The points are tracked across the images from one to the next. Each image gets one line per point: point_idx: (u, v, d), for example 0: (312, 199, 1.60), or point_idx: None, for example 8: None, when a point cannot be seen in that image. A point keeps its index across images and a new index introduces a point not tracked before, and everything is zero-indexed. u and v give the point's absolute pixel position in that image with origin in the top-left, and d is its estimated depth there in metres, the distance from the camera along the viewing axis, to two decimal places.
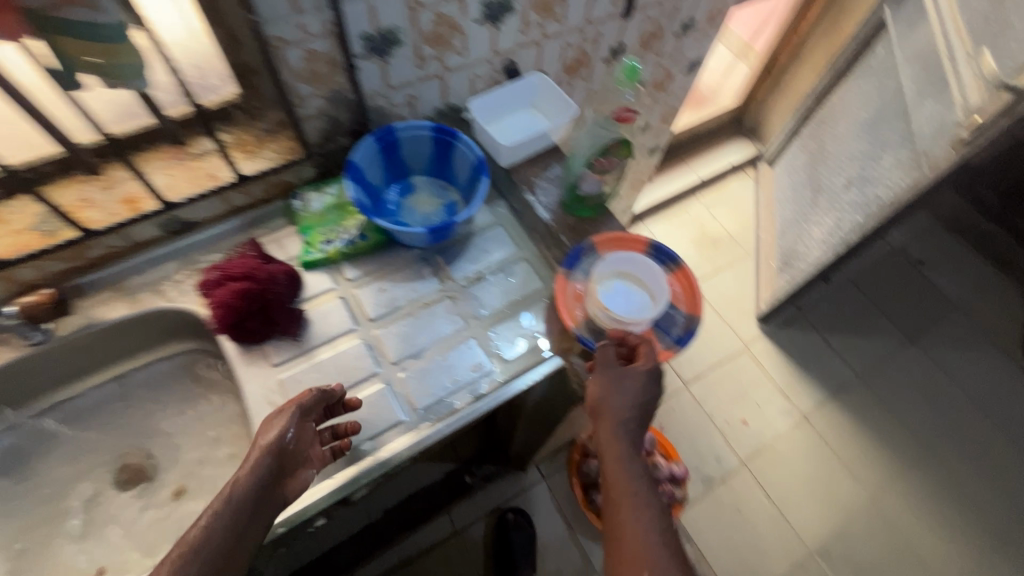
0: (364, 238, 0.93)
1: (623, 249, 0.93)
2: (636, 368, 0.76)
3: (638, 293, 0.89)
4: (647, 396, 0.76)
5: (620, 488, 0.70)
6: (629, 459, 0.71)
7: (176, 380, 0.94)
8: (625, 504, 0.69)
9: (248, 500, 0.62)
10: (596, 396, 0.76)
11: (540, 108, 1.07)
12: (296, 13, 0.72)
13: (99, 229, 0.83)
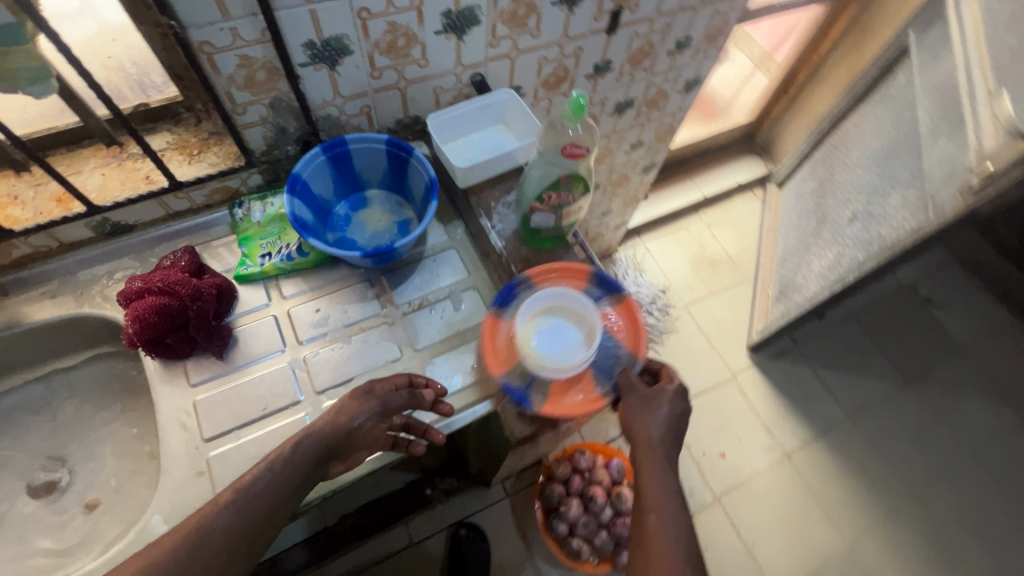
0: (304, 255, 0.88)
1: (560, 283, 0.87)
2: (659, 389, 0.79)
3: (573, 329, 0.84)
4: (671, 413, 0.78)
5: (644, 498, 0.71)
6: (644, 470, 0.73)
7: (107, 384, 0.93)
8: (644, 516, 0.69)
9: (249, 509, 0.63)
10: (630, 419, 0.77)
11: (507, 124, 1.01)
12: (224, 17, 0.67)
13: (19, 230, 0.79)
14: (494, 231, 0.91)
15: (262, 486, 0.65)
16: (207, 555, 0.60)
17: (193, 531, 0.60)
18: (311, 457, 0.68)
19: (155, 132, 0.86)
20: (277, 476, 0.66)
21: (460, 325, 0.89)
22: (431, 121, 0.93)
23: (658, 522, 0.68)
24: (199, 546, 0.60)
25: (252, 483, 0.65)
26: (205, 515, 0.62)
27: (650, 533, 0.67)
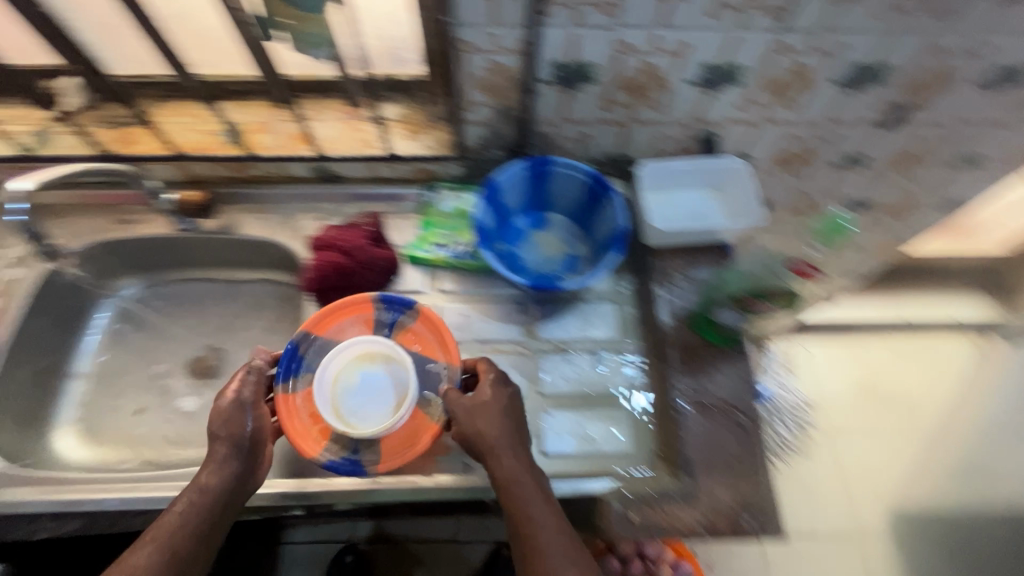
0: (472, 258, 0.89)
1: (343, 320, 0.80)
2: (486, 391, 0.72)
3: (380, 376, 0.76)
4: (508, 409, 0.72)
5: (516, 509, 0.64)
6: (503, 481, 0.66)
7: (263, 304, 0.98)
8: (544, 553, 0.61)
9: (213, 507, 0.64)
10: (476, 427, 0.69)
11: (720, 193, 0.91)
12: (495, 24, 0.67)
13: (261, 156, 0.90)
14: (667, 301, 0.83)
15: (221, 487, 0.65)
16: (182, 545, 0.61)
17: (156, 545, 0.60)
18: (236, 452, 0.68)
19: (389, 100, 0.88)
20: (218, 473, 0.66)
21: (593, 386, 0.82)
22: (648, 167, 0.87)
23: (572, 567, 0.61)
24: (174, 551, 0.60)
25: (194, 488, 0.65)
26: (174, 514, 0.63)
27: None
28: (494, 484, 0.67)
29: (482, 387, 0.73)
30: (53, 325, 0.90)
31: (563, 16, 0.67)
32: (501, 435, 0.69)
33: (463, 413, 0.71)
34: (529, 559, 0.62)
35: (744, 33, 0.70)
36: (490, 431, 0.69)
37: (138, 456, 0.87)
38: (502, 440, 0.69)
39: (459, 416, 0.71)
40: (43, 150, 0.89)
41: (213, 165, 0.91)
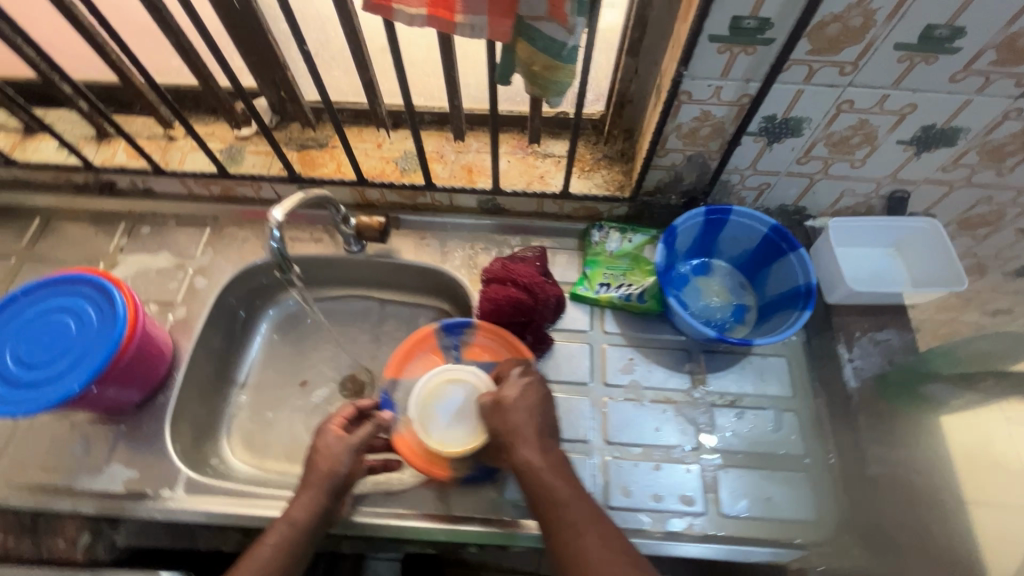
0: (641, 301, 0.87)
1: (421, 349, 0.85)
2: (508, 390, 0.70)
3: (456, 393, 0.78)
4: (531, 401, 0.68)
5: (552, 517, 0.61)
6: (538, 487, 0.63)
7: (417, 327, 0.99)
8: (583, 559, 0.59)
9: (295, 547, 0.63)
10: (511, 432, 0.66)
11: (902, 253, 0.87)
12: (722, 76, 0.67)
13: (437, 185, 0.92)
14: (850, 365, 0.81)
15: (302, 529, 0.64)
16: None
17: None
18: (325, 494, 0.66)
19: (557, 138, 0.94)
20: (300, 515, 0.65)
21: (769, 447, 0.79)
22: (835, 222, 0.85)
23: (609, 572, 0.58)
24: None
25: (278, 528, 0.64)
26: (265, 553, 0.62)
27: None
28: (531, 490, 0.63)
29: (506, 385, 0.71)
30: (225, 335, 0.93)
31: (796, 73, 0.66)
32: (524, 431, 0.66)
33: (490, 421, 0.70)
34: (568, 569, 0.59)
35: (978, 97, 0.67)
36: (518, 421, 0.67)
37: (294, 472, 0.87)
38: (537, 450, 0.65)
39: (493, 420, 0.69)
40: (234, 168, 0.93)
41: (386, 192, 0.94)
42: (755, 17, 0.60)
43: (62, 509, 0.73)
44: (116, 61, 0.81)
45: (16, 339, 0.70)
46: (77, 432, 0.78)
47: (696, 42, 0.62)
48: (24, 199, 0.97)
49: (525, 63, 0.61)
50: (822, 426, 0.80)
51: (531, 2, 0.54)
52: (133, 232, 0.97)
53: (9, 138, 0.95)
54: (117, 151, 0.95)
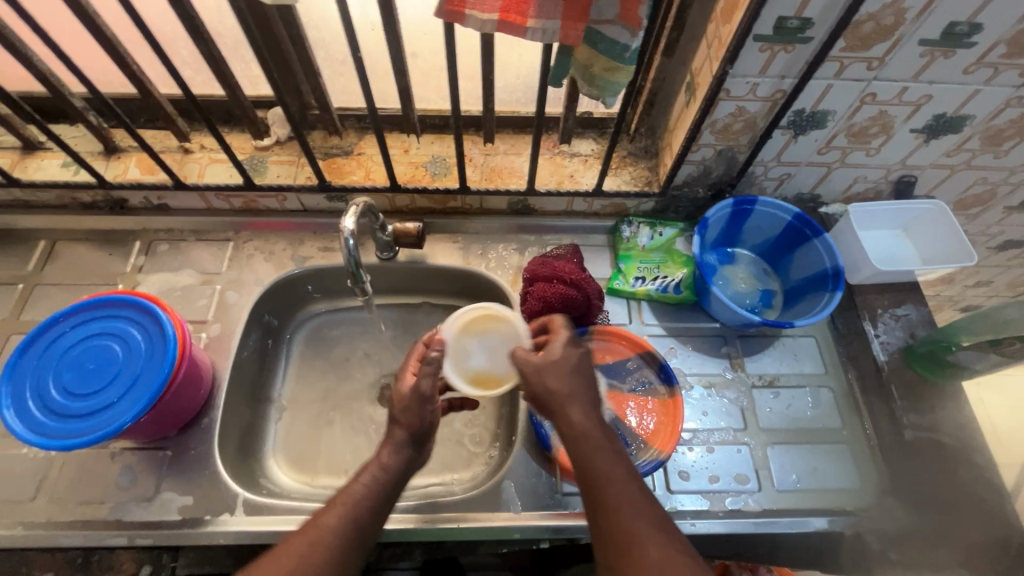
0: (677, 292, 0.90)
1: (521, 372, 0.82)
2: (553, 351, 0.66)
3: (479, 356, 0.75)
4: (580, 370, 0.65)
5: (603, 492, 0.55)
6: (588, 459, 0.57)
7: None
8: (638, 541, 0.52)
9: (376, 511, 0.59)
10: (547, 390, 0.63)
11: (908, 233, 0.94)
12: (760, 74, 0.71)
13: (470, 188, 0.92)
14: (878, 341, 0.86)
15: (380, 492, 0.60)
16: (345, 549, 0.55)
17: (321, 549, 0.54)
18: (406, 456, 0.64)
19: (582, 138, 0.95)
20: (381, 479, 0.61)
21: (810, 423, 0.83)
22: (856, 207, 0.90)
23: (666, 556, 0.51)
24: (334, 552, 0.54)
25: (360, 490, 0.60)
26: (348, 517, 0.57)
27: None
28: (579, 464, 0.58)
29: (553, 346, 0.67)
30: (259, 350, 0.90)
31: (828, 69, 0.70)
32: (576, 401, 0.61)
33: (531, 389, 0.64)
34: (618, 551, 0.52)
35: (987, 87, 0.73)
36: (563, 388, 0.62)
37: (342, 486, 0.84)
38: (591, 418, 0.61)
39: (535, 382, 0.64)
40: (258, 179, 0.90)
41: (416, 197, 0.93)
42: (798, 17, 0.63)
43: (116, 543, 0.70)
44: (136, 72, 0.78)
45: (60, 366, 0.69)
46: (119, 462, 0.75)
47: (743, 42, 0.65)
48: (26, 221, 0.92)
49: (584, 64, 0.62)
50: (856, 399, 0.85)
51: (601, 6, 0.56)
52: (150, 250, 0.92)
53: (7, 156, 0.89)
54: (129, 166, 0.90)
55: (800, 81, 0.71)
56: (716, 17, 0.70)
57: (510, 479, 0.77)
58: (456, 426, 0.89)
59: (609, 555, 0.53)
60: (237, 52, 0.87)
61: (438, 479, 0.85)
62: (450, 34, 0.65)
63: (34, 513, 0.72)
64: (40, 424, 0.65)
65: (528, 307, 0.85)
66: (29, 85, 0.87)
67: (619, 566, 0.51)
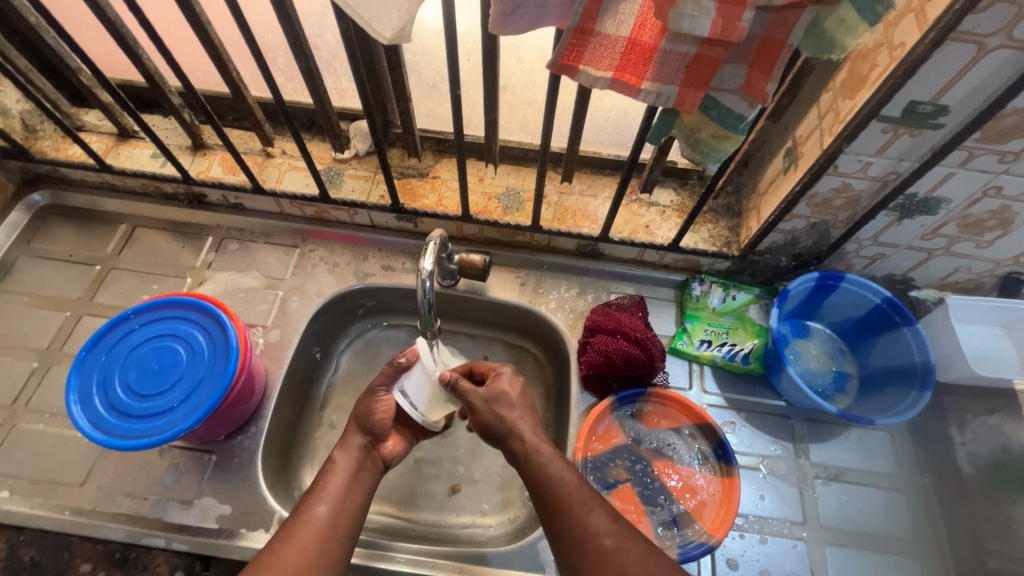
0: (745, 363, 0.85)
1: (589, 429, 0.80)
2: (501, 386, 0.68)
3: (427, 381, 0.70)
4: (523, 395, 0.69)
5: (556, 497, 0.58)
6: (540, 469, 0.61)
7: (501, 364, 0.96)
8: (590, 535, 0.54)
9: (345, 505, 0.61)
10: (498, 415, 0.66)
11: (1011, 332, 0.83)
12: (876, 154, 0.66)
13: (541, 227, 0.89)
14: (964, 449, 0.80)
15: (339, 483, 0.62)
16: (321, 541, 0.57)
17: (297, 544, 0.55)
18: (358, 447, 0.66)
19: (663, 187, 0.92)
20: (340, 476, 0.63)
21: (874, 527, 0.77)
22: (954, 299, 0.82)
23: (620, 544, 0.53)
24: (314, 547, 0.56)
25: (323, 488, 0.62)
26: (318, 513, 0.59)
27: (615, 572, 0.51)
28: None
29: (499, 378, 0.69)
30: (311, 361, 0.90)
31: (954, 157, 0.64)
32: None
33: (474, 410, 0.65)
34: (573, 546, 0.54)
35: None
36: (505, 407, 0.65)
37: (372, 512, 0.82)
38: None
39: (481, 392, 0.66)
40: (333, 191, 0.90)
41: (485, 228, 0.92)
42: (933, 103, 0.58)
43: (153, 543, 0.71)
44: (235, 79, 0.79)
45: (126, 364, 0.71)
46: (167, 460, 0.76)
47: (866, 123, 0.61)
48: (111, 204, 0.95)
49: (690, 127, 0.59)
50: (931, 507, 0.79)
51: (724, 76, 0.52)
52: (220, 247, 0.94)
53: (102, 142, 0.93)
54: (213, 164, 0.92)
55: (920, 166, 0.66)
56: (834, 89, 0.65)
57: (530, 539, 0.74)
58: (493, 467, 0.86)
59: (569, 557, 0.54)
60: (331, 66, 0.87)
61: (474, 520, 0.82)
62: (555, 81, 0.62)
63: (82, 499, 0.73)
64: (103, 420, 0.67)
65: (587, 358, 0.82)
66: (134, 76, 0.90)
67: (579, 563, 0.53)
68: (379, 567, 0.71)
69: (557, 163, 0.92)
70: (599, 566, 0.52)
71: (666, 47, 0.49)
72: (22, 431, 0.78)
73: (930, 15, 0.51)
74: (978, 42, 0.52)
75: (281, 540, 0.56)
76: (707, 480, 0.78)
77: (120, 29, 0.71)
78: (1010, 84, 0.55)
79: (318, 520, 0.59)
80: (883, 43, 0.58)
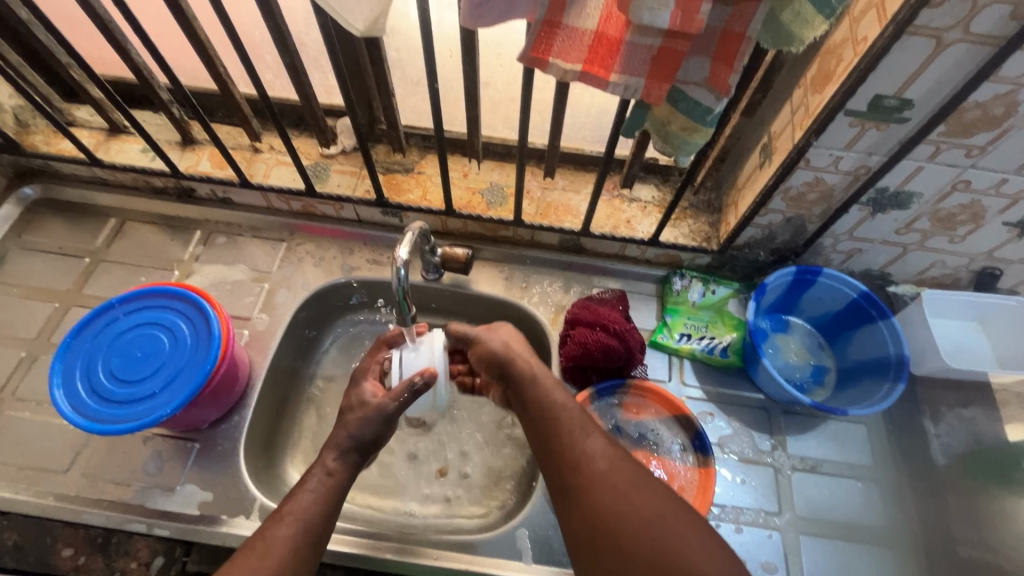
0: (724, 356, 0.86)
1: None
2: None
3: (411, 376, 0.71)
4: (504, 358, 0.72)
5: (556, 423, 0.64)
6: (543, 396, 0.67)
7: None
8: (586, 457, 0.60)
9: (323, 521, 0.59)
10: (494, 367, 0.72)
11: (986, 326, 0.84)
12: (846, 148, 0.67)
13: (524, 221, 0.90)
14: (937, 441, 0.82)
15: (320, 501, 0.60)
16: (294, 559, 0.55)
17: (273, 560, 0.54)
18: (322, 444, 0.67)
19: (644, 183, 0.93)
20: (319, 490, 0.61)
21: (851, 516, 0.78)
22: (929, 292, 0.83)
23: (612, 465, 0.59)
24: (285, 568, 0.54)
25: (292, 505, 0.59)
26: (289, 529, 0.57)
27: (608, 491, 0.57)
28: None
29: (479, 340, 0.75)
30: (296, 353, 0.91)
31: (922, 151, 0.65)
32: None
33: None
34: (569, 465, 0.60)
35: None
36: None
37: (356, 498, 0.83)
38: None
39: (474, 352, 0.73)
40: (320, 186, 0.91)
41: (469, 223, 0.93)
42: (897, 96, 0.60)
43: (135, 529, 0.71)
44: (222, 73, 0.80)
45: (109, 351, 0.73)
46: (150, 448, 0.77)
47: (834, 116, 0.62)
48: (101, 198, 0.97)
49: (660, 119, 0.60)
50: (906, 499, 0.80)
51: (689, 68, 0.53)
52: (208, 241, 0.95)
53: (93, 137, 0.94)
54: (201, 159, 0.93)
55: (888, 160, 0.67)
56: (804, 84, 0.67)
57: (509, 528, 0.74)
58: (476, 456, 0.87)
59: (564, 477, 0.60)
60: (317, 63, 0.88)
61: (455, 511, 0.83)
62: (528, 76, 0.64)
63: (66, 486, 0.74)
64: (84, 406, 0.69)
65: (567, 350, 0.83)
66: (124, 72, 0.92)
67: (576, 484, 0.59)
68: (358, 555, 0.72)
69: (540, 159, 0.93)
70: (591, 483, 0.58)
71: (632, 39, 0.50)
72: (8, 419, 0.79)
73: (889, 9, 0.53)
74: (937, 36, 0.54)
75: (260, 555, 0.54)
76: (687, 472, 0.78)
77: (107, 24, 0.73)
78: (970, 78, 0.56)
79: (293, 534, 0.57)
80: (848, 38, 0.59)
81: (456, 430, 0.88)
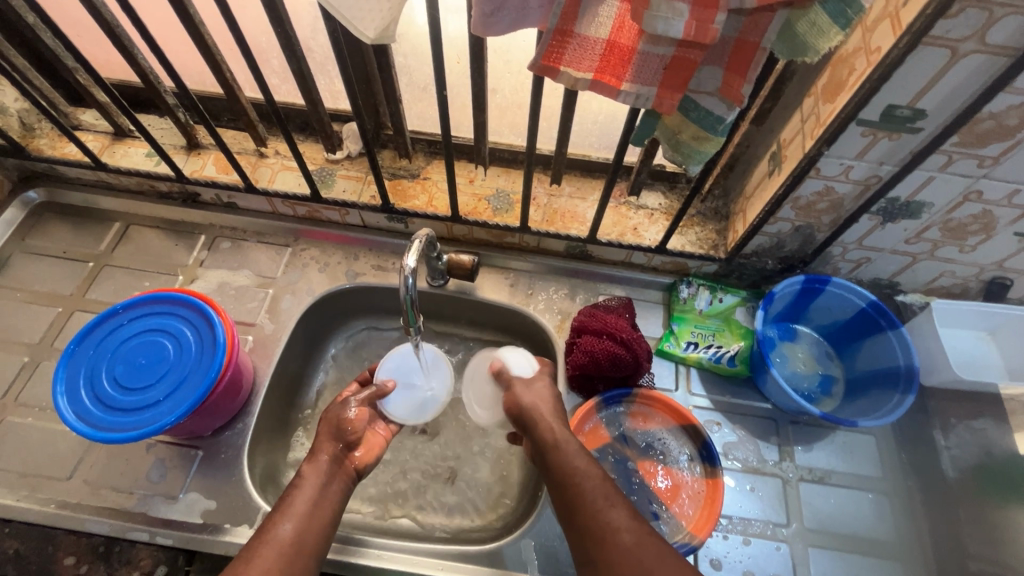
0: (731, 365, 0.85)
1: (578, 426, 0.80)
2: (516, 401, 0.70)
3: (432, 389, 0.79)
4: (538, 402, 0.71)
5: (577, 494, 0.60)
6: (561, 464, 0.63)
7: None
8: (610, 529, 0.56)
9: (312, 524, 0.59)
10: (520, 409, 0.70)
11: (996, 337, 0.84)
12: (857, 157, 0.67)
13: (530, 228, 0.89)
14: (947, 453, 0.80)
15: (311, 504, 0.61)
16: (282, 561, 0.55)
17: (262, 560, 0.54)
18: (331, 462, 0.66)
19: (651, 190, 0.93)
20: (311, 489, 0.62)
21: (859, 528, 0.78)
22: (937, 304, 0.83)
23: (640, 538, 0.55)
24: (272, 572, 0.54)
25: (288, 507, 0.60)
26: (283, 530, 0.57)
27: (634, 565, 0.52)
28: None
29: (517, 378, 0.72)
30: (301, 358, 0.91)
31: (934, 161, 0.65)
32: None
33: None
34: (592, 537, 0.56)
35: None
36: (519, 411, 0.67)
37: (359, 507, 0.82)
38: None
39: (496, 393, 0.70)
40: (325, 191, 0.91)
41: (475, 229, 0.92)
42: (910, 106, 0.59)
43: (137, 537, 0.71)
44: (229, 79, 0.80)
45: (113, 358, 0.72)
46: (153, 455, 0.76)
47: (845, 126, 0.62)
48: (106, 201, 0.96)
49: (672, 129, 0.59)
50: (915, 511, 0.79)
51: (701, 78, 0.53)
52: (213, 245, 0.95)
53: (98, 141, 0.94)
54: (206, 163, 0.93)
55: (899, 170, 0.66)
56: (815, 93, 0.66)
57: (514, 539, 0.74)
58: (480, 465, 0.86)
59: (586, 552, 0.56)
60: (324, 68, 0.88)
61: (459, 520, 0.82)
62: (538, 84, 0.63)
63: (68, 493, 0.74)
64: (88, 413, 0.68)
65: (573, 358, 0.82)
66: (130, 77, 0.91)
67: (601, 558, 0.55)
68: (362, 564, 0.71)
69: (546, 166, 0.93)
70: (618, 558, 0.53)
71: (645, 48, 0.50)
72: (10, 425, 0.78)
73: (903, 19, 0.52)
74: (952, 46, 0.53)
75: (244, 560, 0.54)
76: (693, 483, 0.77)
77: (115, 29, 0.72)
78: (985, 88, 0.55)
79: (285, 536, 0.57)
80: (861, 47, 0.59)
81: (460, 437, 0.87)
